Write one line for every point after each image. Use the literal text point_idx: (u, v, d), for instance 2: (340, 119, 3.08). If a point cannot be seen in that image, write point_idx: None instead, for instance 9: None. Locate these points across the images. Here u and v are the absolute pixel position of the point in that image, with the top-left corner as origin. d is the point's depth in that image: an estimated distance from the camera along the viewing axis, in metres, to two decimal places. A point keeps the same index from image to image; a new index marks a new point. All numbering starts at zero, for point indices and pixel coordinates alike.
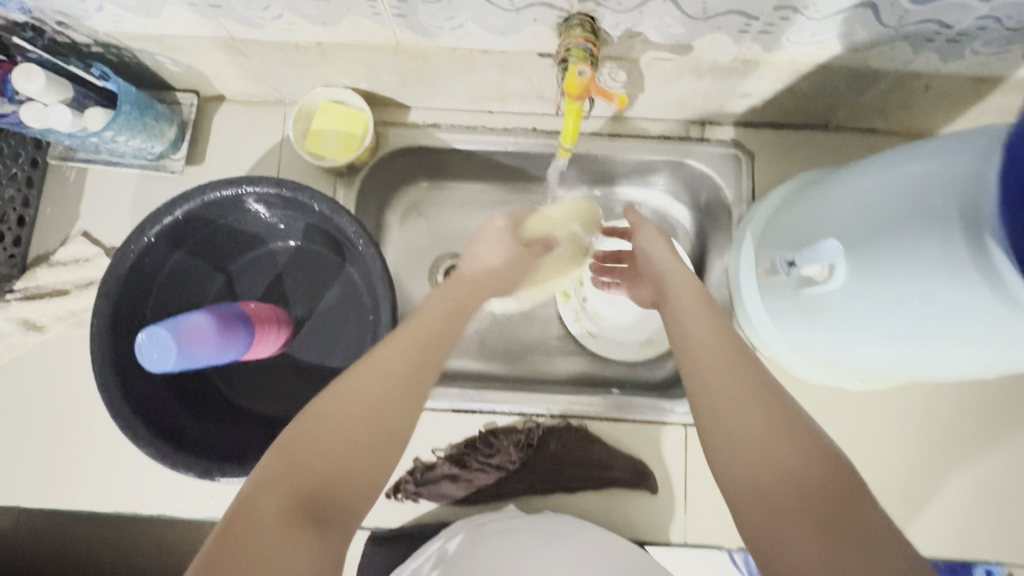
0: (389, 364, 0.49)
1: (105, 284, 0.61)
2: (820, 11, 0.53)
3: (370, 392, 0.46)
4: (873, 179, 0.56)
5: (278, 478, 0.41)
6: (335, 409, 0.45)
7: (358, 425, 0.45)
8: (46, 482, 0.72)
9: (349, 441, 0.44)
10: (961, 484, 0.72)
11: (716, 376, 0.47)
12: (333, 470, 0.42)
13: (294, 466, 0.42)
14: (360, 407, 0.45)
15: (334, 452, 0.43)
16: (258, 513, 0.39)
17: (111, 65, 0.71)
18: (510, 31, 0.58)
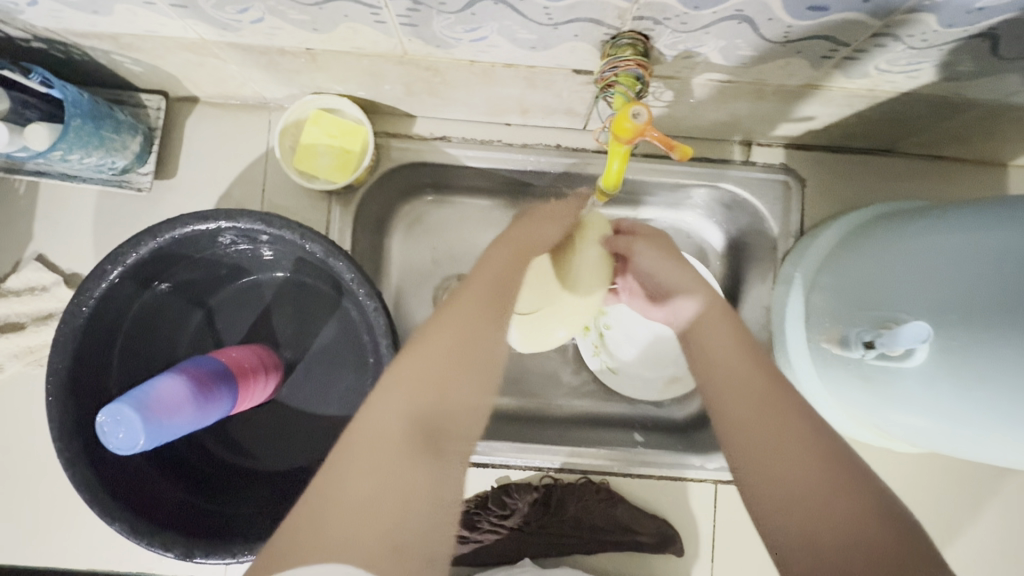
0: (491, 292, 0.46)
1: (61, 335, 0.52)
2: (926, 40, 0.43)
3: (478, 316, 0.43)
4: (957, 238, 0.48)
5: (394, 396, 0.38)
6: (443, 329, 0.42)
7: (468, 349, 0.41)
8: (9, 538, 0.64)
9: (459, 364, 0.41)
10: (1008, 549, 0.67)
11: (754, 391, 0.43)
12: (444, 389, 0.39)
13: (409, 385, 0.39)
14: (469, 330, 0.42)
15: (447, 371, 0.40)
16: (376, 435, 0.37)
17: (59, 63, 0.59)
18: (542, 45, 0.48)
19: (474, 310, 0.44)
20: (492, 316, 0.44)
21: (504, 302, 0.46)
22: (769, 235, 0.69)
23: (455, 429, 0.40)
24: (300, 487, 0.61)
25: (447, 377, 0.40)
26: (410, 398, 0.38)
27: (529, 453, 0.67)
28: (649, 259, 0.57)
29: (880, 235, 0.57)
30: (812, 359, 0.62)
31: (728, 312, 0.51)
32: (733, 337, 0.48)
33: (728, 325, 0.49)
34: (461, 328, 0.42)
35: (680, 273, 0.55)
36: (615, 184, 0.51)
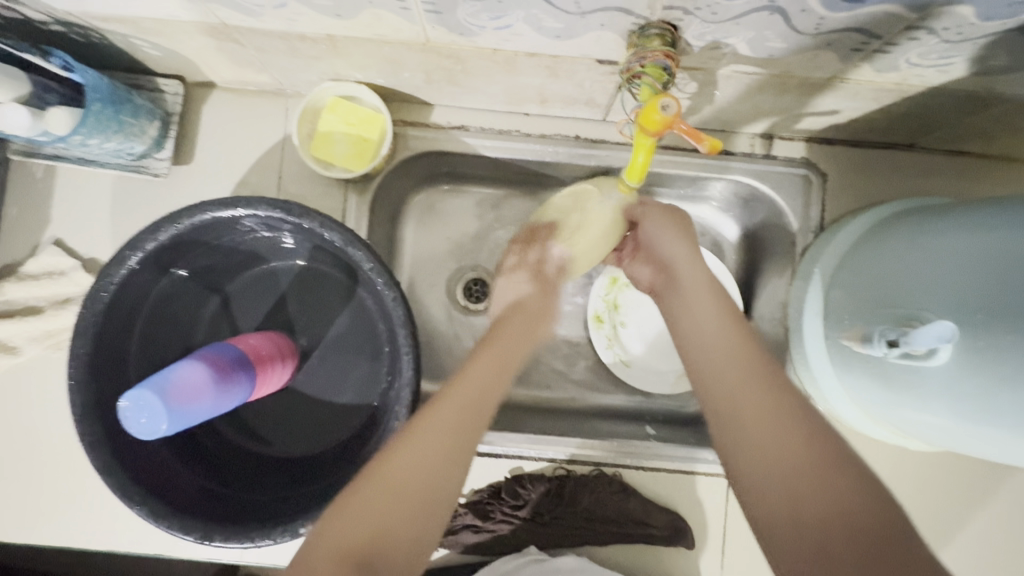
0: (451, 424, 0.45)
1: (82, 319, 0.52)
2: (962, 33, 0.43)
3: (418, 466, 0.43)
4: (981, 236, 0.47)
5: (335, 520, 0.41)
6: (382, 473, 0.43)
7: (404, 495, 0.42)
8: (30, 518, 0.65)
9: (393, 508, 0.42)
10: None
11: (742, 371, 0.45)
12: (386, 521, 0.41)
13: (341, 524, 0.41)
14: (410, 479, 0.43)
15: (377, 521, 0.41)
16: (314, 560, 0.40)
17: (78, 46, 0.59)
18: (567, 34, 0.48)
19: (422, 450, 0.44)
20: (445, 455, 0.44)
21: (473, 423, 0.46)
22: (787, 229, 0.68)
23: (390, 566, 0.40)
24: (315, 473, 0.61)
25: (380, 518, 0.41)
26: (343, 533, 0.40)
27: (543, 444, 0.67)
28: (656, 231, 0.56)
29: (903, 232, 0.56)
30: (830, 355, 0.61)
31: (721, 290, 0.52)
32: (717, 317, 0.50)
33: (716, 302, 0.51)
34: (415, 458, 0.43)
35: (682, 246, 0.55)
36: (638, 177, 0.51)
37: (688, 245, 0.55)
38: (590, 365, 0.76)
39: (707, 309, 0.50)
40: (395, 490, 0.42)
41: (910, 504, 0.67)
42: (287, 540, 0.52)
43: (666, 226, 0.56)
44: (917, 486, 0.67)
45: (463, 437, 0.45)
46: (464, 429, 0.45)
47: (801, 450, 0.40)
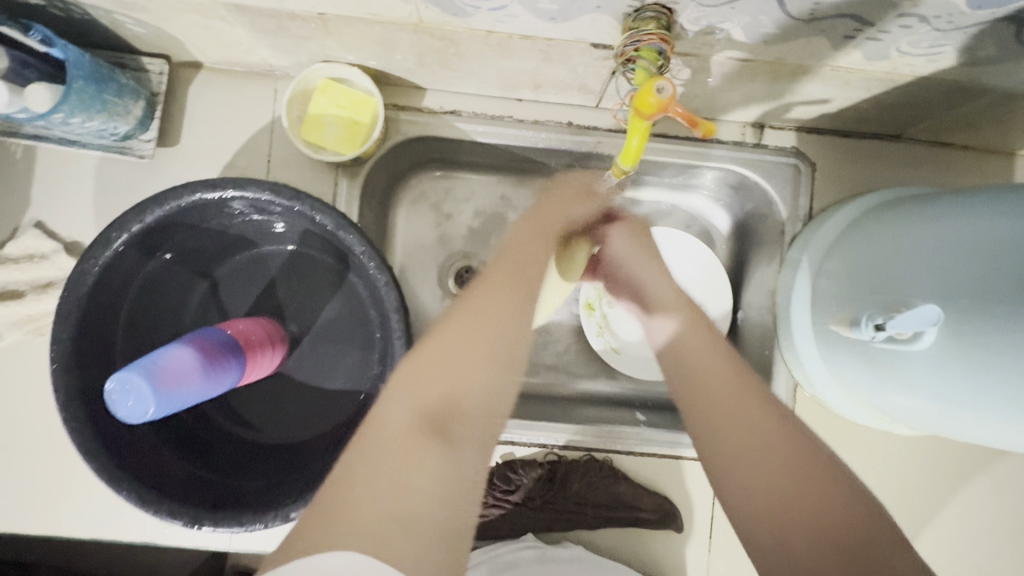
0: (508, 284, 0.47)
1: (65, 302, 0.51)
2: (952, 22, 0.43)
3: (482, 333, 0.43)
4: (968, 222, 0.48)
5: (406, 384, 0.41)
6: (449, 329, 0.43)
7: (479, 347, 0.43)
8: (12, 505, 0.64)
9: (472, 359, 0.43)
10: (1003, 534, 0.68)
11: (722, 392, 0.45)
12: (461, 380, 0.42)
13: (419, 376, 0.41)
14: (483, 331, 0.44)
15: (456, 369, 0.42)
16: (389, 416, 0.40)
17: (58, 22, 0.57)
18: (563, 17, 0.48)
19: (486, 307, 0.45)
20: (509, 313, 0.46)
21: (523, 302, 0.47)
22: (777, 218, 0.69)
23: (473, 413, 0.41)
24: (307, 458, 0.61)
25: (458, 367, 0.42)
26: (424, 381, 0.41)
27: (534, 430, 0.67)
28: (624, 244, 0.60)
29: (890, 219, 0.57)
30: (817, 341, 0.62)
31: (700, 314, 0.52)
32: (698, 338, 0.49)
33: (694, 323, 0.51)
34: (479, 328, 0.44)
35: (652, 266, 0.57)
36: (632, 162, 0.52)
37: (659, 267, 0.58)
38: (581, 352, 0.77)
39: (686, 329, 0.50)
40: (467, 354, 0.42)
41: (893, 487, 0.68)
42: (278, 525, 0.52)
43: (636, 238, 0.60)
44: (899, 470, 0.69)
45: (518, 296, 0.47)
46: (518, 295, 0.47)
47: (784, 472, 0.40)
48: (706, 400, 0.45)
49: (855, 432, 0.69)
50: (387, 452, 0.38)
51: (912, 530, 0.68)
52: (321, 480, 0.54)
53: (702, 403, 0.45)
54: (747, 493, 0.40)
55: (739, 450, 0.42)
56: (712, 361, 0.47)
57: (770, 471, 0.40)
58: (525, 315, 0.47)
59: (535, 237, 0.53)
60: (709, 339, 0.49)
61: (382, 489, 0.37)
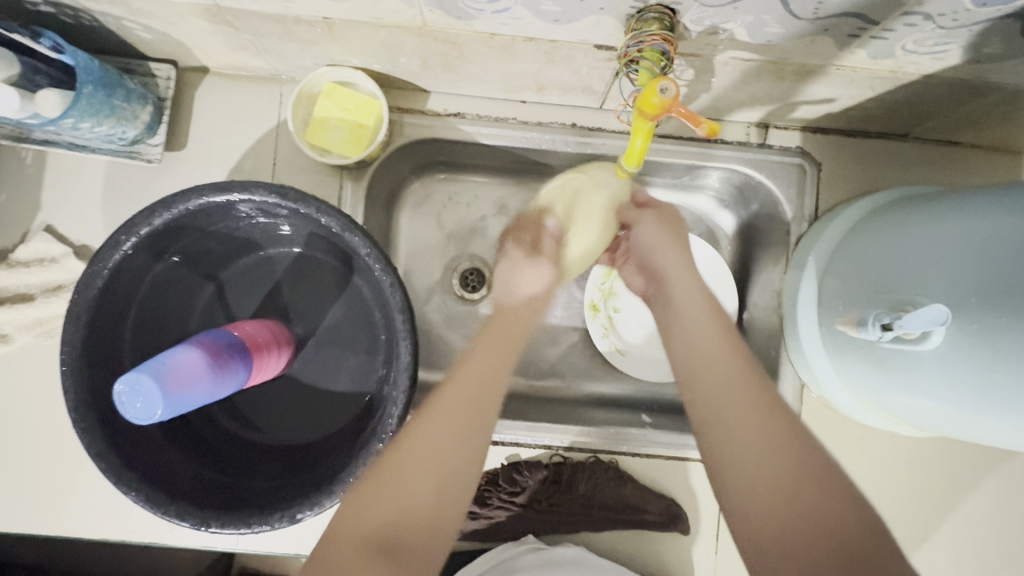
0: (457, 406, 0.47)
1: (75, 304, 0.51)
2: (957, 19, 0.43)
3: (431, 454, 0.45)
4: (977, 220, 0.48)
5: (355, 510, 0.44)
6: (398, 455, 0.45)
7: (418, 484, 0.44)
8: (22, 506, 0.65)
9: (415, 492, 0.44)
10: (1015, 536, 0.67)
11: (731, 396, 0.46)
12: (404, 507, 0.44)
13: (359, 513, 0.44)
14: (421, 469, 0.45)
15: (394, 506, 0.44)
16: (340, 541, 0.43)
17: (68, 29, 0.58)
18: (565, 18, 0.48)
19: (427, 439, 0.46)
20: (454, 444, 0.46)
21: (479, 414, 0.48)
22: (782, 219, 0.69)
23: (413, 545, 0.43)
24: (312, 460, 0.61)
25: (393, 502, 0.44)
26: (364, 520, 0.43)
27: (539, 431, 0.67)
28: (650, 231, 0.60)
29: (896, 218, 0.57)
30: (824, 341, 0.62)
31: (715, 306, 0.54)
32: (710, 330, 0.51)
33: (708, 316, 0.52)
34: (427, 450, 0.45)
35: (676, 258, 0.58)
36: (636, 162, 0.51)
37: (683, 257, 0.58)
38: (586, 353, 0.77)
39: (700, 325, 0.52)
40: (412, 480, 0.44)
41: (901, 489, 0.68)
42: (284, 526, 0.52)
43: (663, 226, 0.60)
44: (908, 471, 0.68)
45: (470, 420, 0.47)
46: (468, 418, 0.47)
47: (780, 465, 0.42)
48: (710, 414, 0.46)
49: (863, 433, 0.69)
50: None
51: (922, 532, 0.67)
52: (327, 480, 0.54)
53: (710, 396, 0.47)
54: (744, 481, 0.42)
55: (739, 438, 0.44)
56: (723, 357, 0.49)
57: (774, 473, 0.42)
58: (477, 442, 0.47)
59: (497, 346, 0.52)
60: (719, 330, 0.51)
61: None
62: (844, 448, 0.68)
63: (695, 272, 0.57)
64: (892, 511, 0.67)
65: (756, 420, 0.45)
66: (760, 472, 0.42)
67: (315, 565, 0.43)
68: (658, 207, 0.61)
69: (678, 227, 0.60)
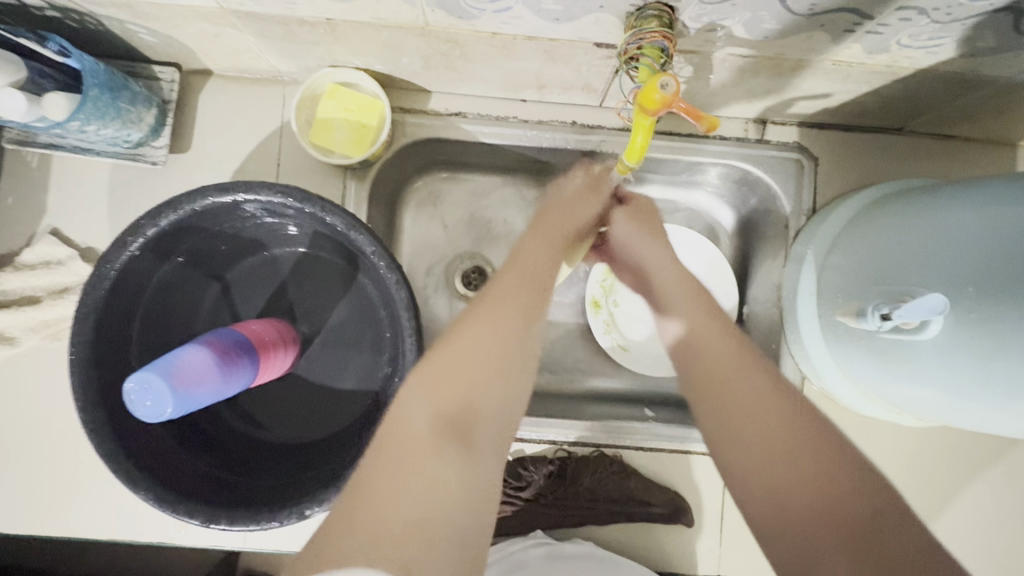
0: (517, 293, 0.47)
1: (83, 306, 0.52)
2: (951, 14, 0.44)
3: (494, 335, 0.44)
4: (973, 212, 0.48)
5: (423, 388, 0.42)
6: (465, 335, 0.44)
7: (488, 358, 0.43)
8: (31, 507, 0.65)
9: (483, 372, 0.42)
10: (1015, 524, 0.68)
11: (738, 370, 0.46)
12: (474, 384, 0.42)
13: (430, 393, 0.41)
14: (487, 342, 0.43)
15: (467, 383, 0.42)
16: (407, 428, 0.40)
17: (73, 33, 0.59)
18: (566, 17, 0.49)
19: (494, 322, 0.45)
20: (516, 322, 0.45)
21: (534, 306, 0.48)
22: (781, 213, 0.69)
23: (486, 426, 0.42)
24: (318, 458, 0.62)
25: (465, 386, 0.42)
26: (434, 399, 0.41)
27: (544, 427, 0.68)
28: (624, 227, 0.59)
29: (893, 211, 0.58)
30: (824, 334, 0.62)
31: (711, 304, 0.51)
32: (710, 328, 0.49)
33: (702, 310, 0.50)
34: (495, 327, 0.44)
35: (659, 253, 0.56)
36: (637, 158, 0.52)
37: (663, 249, 0.56)
38: (588, 350, 0.77)
39: (699, 321, 0.50)
40: (481, 353, 0.43)
41: (902, 479, 0.69)
42: (293, 522, 0.52)
43: (636, 218, 0.59)
44: (909, 461, 0.69)
45: (526, 305, 0.47)
46: (523, 305, 0.47)
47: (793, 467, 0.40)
48: (716, 387, 0.45)
49: (864, 424, 0.70)
50: (408, 463, 0.38)
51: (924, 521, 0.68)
52: (334, 477, 0.55)
53: (714, 395, 0.45)
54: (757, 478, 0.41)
55: (744, 427, 0.43)
56: (723, 357, 0.47)
57: (788, 450, 0.41)
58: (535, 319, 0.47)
59: (542, 244, 0.53)
60: (721, 328, 0.49)
61: (412, 513, 0.37)
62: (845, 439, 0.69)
63: (673, 257, 0.56)
64: None
65: (761, 421, 0.43)
66: (784, 464, 0.40)
67: (376, 458, 0.39)
68: (632, 200, 0.61)
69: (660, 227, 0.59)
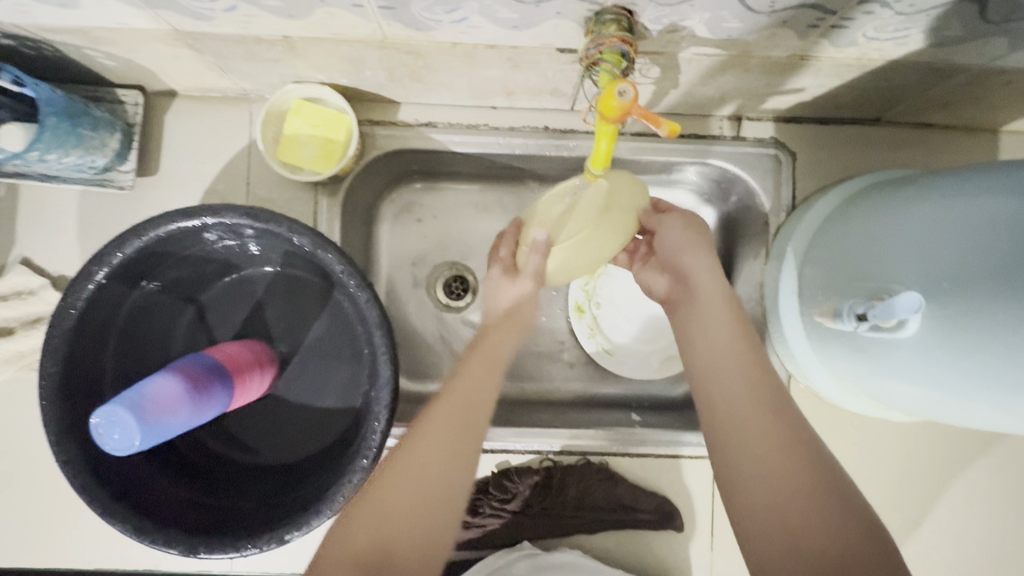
0: (446, 427, 0.48)
1: (51, 337, 0.51)
2: (914, 5, 0.43)
3: (423, 466, 0.47)
4: (948, 206, 0.48)
5: (346, 533, 0.45)
6: (390, 478, 0.46)
7: (420, 493, 0.46)
8: (17, 540, 0.65)
9: (400, 512, 0.45)
10: (1008, 514, 0.67)
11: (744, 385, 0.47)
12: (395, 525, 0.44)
13: (352, 532, 0.45)
14: (412, 478, 0.46)
15: (384, 526, 0.44)
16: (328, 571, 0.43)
17: (31, 60, 0.58)
18: (524, 25, 0.48)
19: (419, 461, 0.47)
20: (443, 462, 0.47)
21: (468, 427, 0.49)
22: (760, 210, 0.68)
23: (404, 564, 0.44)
24: (300, 478, 0.61)
25: (385, 528, 0.44)
26: (353, 542, 0.44)
27: (528, 437, 0.67)
28: (677, 233, 0.55)
29: (870, 205, 0.57)
30: (806, 330, 0.61)
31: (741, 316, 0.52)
32: (732, 340, 0.50)
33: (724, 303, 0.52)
34: (420, 466, 0.47)
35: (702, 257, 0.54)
36: (602, 165, 0.50)
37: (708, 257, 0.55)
38: (573, 356, 0.76)
39: (724, 327, 0.51)
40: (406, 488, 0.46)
41: (893, 474, 0.68)
42: (273, 547, 0.52)
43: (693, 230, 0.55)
44: (900, 455, 0.68)
45: (453, 446, 0.48)
46: (456, 438, 0.48)
47: (796, 479, 0.42)
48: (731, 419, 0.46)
49: (854, 419, 0.69)
50: None
51: (917, 515, 0.67)
52: (314, 499, 0.54)
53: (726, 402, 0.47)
54: (756, 488, 0.43)
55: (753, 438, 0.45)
56: (743, 364, 0.49)
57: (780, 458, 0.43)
58: (471, 444, 0.49)
59: (480, 361, 0.53)
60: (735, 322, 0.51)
61: None
62: (834, 436, 0.68)
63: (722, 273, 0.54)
64: (885, 497, 0.67)
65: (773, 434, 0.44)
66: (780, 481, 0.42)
67: None
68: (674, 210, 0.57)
69: (701, 223, 0.56)
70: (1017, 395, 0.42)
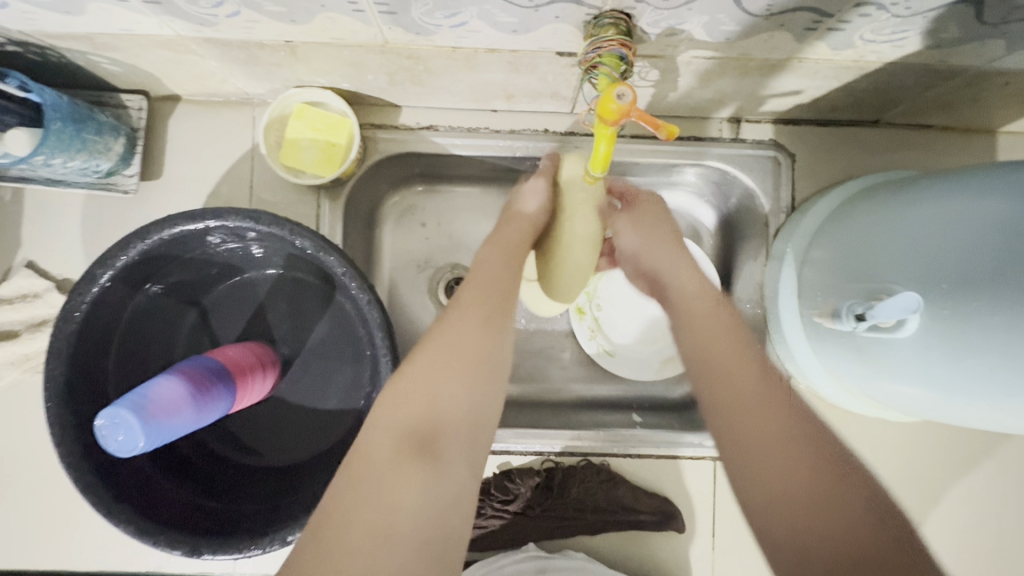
0: (485, 300, 0.49)
1: (56, 340, 0.52)
2: (911, 8, 0.43)
3: (460, 339, 0.46)
4: (946, 208, 0.48)
5: (391, 409, 0.43)
6: (428, 352, 0.45)
7: (462, 364, 0.45)
8: (20, 541, 0.65)
9: (443, 384, 0.44)
10: (1010, 515, 0.67)
11: (737, 366, 0.45)
12: (440, 395, 0.44)
13: (396, 406, 0.43)
14: (450, 351, 0.45)
15: (430, 397, 0.43)
16: (376, 444, 0.42)
17: (36, 65, 0.58)
18: (523, 28, 0.48)
19: (460, 330, 0.46)
20: (479, 334, 0.46)
21: (498, 304, 0.49)
22: (760, 212, 0.69)
23: (453, 433, 0.43)
24: (302, 480, 0.61)
25: (430, 400, 0.43)
26: (399, 415, 0.43)
27: (529, 439, 0.68)
28: (633, 235, 0.59)
29: (869, 206, 0.57)
30: (806, 332, 0.61)
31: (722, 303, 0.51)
32: (719, 326, 0.48)
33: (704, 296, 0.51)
34: (457, 340, 0.46)
35: (672, 254, 0.56)
36: (602, 167, 0.51)
37: (682, 255, 0.56)
38: (574, 357, 0.76)
39: (703, 309, 0.50)
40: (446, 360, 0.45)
41: (894, 474, 0.68)
42: (275, 549, 0.52)
43: (642, 227, 0.58)
44: (901, 456, 0.68)
45: (486, 321, 0.47)
46: (488, 313, 0.48)
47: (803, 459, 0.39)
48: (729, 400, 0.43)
49: (855, 419, 0.69)
50: (371, 475, 0.41)
51: (918, 515, 0.67)
52: (316, 500, 0.55)
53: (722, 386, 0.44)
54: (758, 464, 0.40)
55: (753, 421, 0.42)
56: (732, 343, 0.47)
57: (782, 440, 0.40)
58: (503, 321, 0.49)
59: (500, 252, 0.54)
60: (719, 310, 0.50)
61: (371, 534, 0.38)
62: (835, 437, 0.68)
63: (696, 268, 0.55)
64: None
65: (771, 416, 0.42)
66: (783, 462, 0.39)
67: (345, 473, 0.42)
68: (637, 206, 0.60)
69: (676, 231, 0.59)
70: (1016, 396, 0.42)
